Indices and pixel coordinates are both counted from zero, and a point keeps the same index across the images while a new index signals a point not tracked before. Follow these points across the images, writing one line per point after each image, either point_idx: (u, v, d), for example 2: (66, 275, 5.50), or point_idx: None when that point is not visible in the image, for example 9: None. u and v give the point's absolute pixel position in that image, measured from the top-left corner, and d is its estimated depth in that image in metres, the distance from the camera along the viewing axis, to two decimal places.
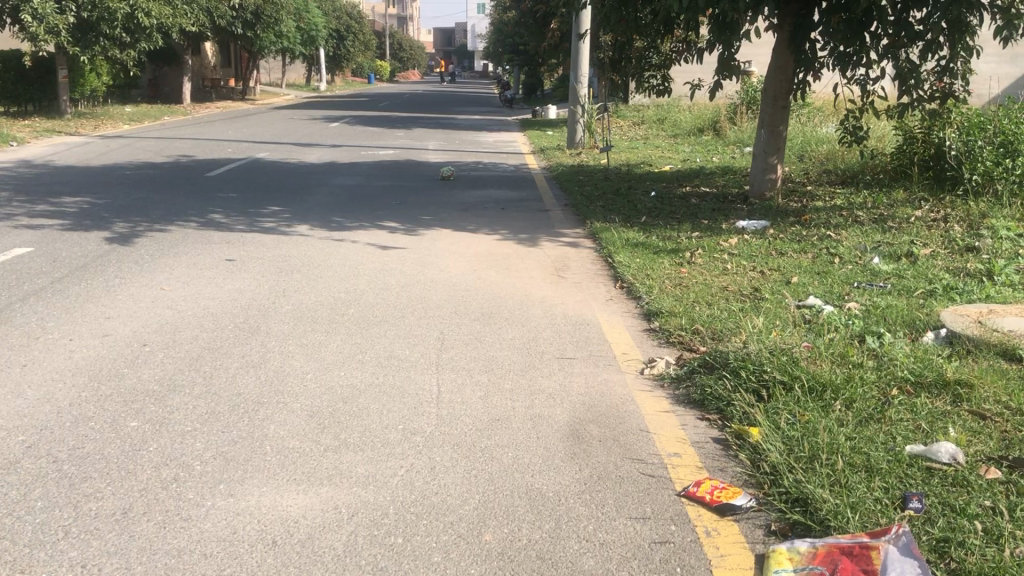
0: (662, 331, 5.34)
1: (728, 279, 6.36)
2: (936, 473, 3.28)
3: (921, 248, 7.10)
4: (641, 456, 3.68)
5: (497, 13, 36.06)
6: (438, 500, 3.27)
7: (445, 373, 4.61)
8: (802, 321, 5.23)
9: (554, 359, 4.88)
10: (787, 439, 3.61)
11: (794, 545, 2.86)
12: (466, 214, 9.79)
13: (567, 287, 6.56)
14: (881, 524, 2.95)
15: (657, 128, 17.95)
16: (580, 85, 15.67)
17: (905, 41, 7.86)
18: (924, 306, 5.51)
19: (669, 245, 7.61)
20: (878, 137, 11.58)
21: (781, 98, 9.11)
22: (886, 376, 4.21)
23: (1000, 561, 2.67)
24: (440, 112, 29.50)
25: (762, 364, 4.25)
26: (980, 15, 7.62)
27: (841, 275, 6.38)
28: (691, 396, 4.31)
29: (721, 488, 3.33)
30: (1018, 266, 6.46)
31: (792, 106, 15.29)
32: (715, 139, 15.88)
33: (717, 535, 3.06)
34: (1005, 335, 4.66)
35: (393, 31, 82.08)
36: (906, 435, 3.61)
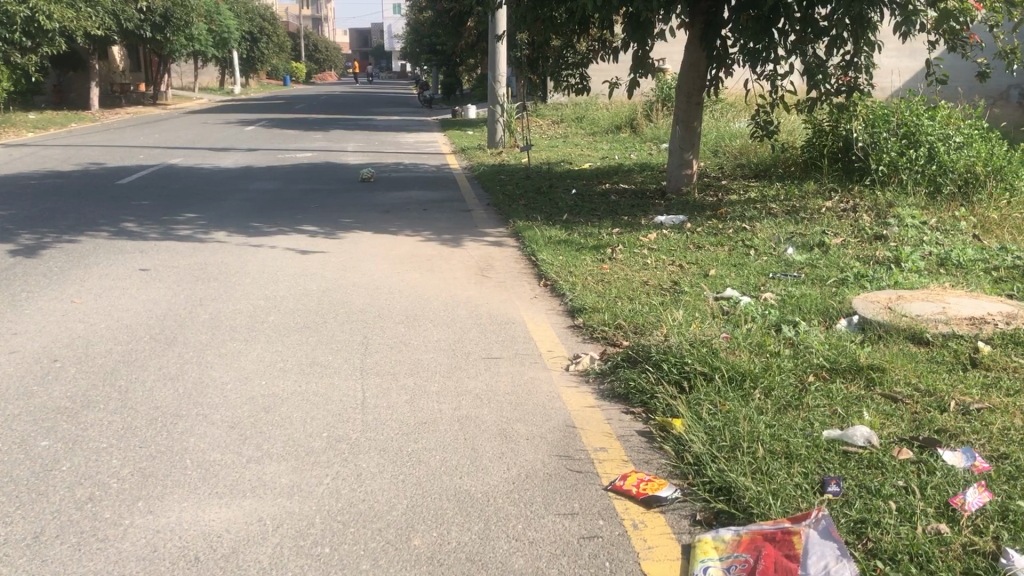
0: (586, 327, 5.38)
1: (649, 274, 6.45)
2: (852, 456, 3.37)
3: (833, 238, 7.31)
4: (568, 452, 3.69)
5: (413, 14, 35.88)
6: (366, 507, 3.23)
7: (369, 377, 4.57)
8: (721, 312, 5.33)
9: (480, 359, 4.88)
10: (709, 430, 3.67)
11: (719, 533, 2.92)
12: (387, 215, 9.72)
13: (492, 287, 6.56)
14: (802, 509, 3.02)
15: (576, 126, 18.09)
16: (498, 85, 15.68)
17: (811, 37, 8.09)
18: (836, 294, 5.69)
19: (590, 241, 7.67)
20: (789, 131, 11.89)
21: (694, 94, 9.29)
22: (802, 363, 4.32)
23: (914, 538, 2.77)
24: (359, 113, 29.21)
25: (683, 357, 4.32)
26: (881, 12, 7.86)
27: (756, 266, 6.52)
28: (616, 390, 4.35)
29: (646, 480, 3.37)
30: (924, 253, 6.70)
31: (706, 102, 15.60)
32: (633, 136, 16.10)
33: (645, 527, 3.10)
34: (913, 320, 4.83)
35: (307, 33, 81.10)
36: (823, 421, 3.70)
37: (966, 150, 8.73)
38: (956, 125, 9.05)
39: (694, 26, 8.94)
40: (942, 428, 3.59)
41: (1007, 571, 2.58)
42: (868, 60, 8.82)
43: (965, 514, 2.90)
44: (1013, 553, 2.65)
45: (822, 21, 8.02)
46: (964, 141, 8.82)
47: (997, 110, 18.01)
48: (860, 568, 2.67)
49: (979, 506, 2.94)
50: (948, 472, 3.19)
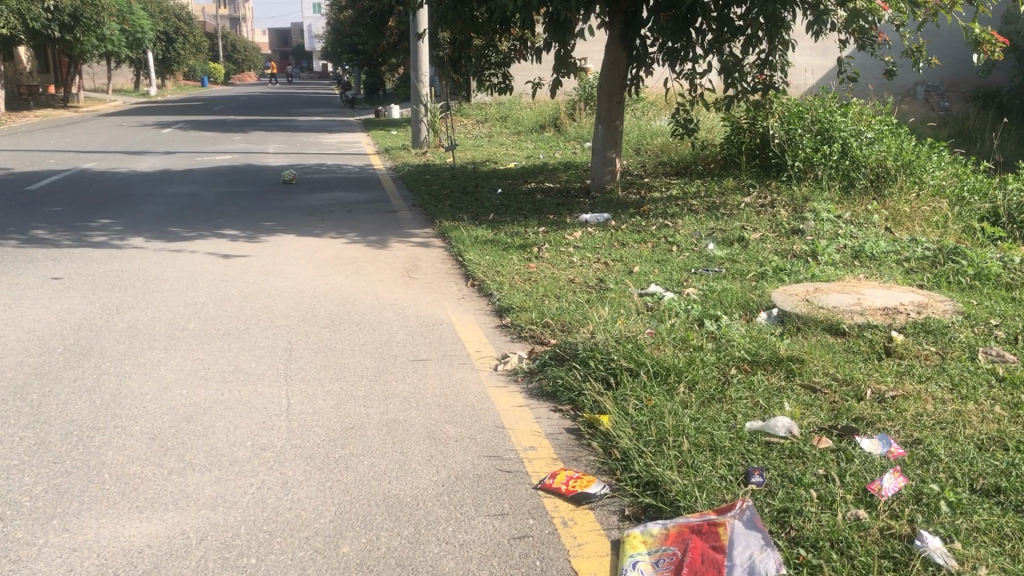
0: (514, 326, 5.38)
1: (575, 271, 6.49)
2: (774, 446, 3.45)
3: (752, 233, 7.47)
4: (496, 452, 3.69)
5: (334, 14, 35.48)
6: (293, 516, 3.18)
7: (294, 383, 4.49)
8: (645, 308, 5.39)
9: (407, 362, 4.84)
10: (636, 425, 3.72)
11: (647, 528, 2.95)
12: (311, 217, 9.59)
13: (419, 288, 6.52)
14: (727, 500, 3.08)
15: (501, 125, 18.12)
16: (421, 85, 15.60)
17: (728, 36, 8.23)
18: (756, 288, 5.81)
19: (517, 240, 7.70)
20: (708, 128, 12.10)
21: (615, 94, 9.41)
22: (725, 356, 4.40)
23: (835, 525, 2.84)
24: (280, 114, 28.75)
25: (610, 353, 4.36)
26: (794, 12, 8.03)
27: (679, 262, 6.63)
28: (544, 388, 4.37)
29: (576, 478, 3.38)
30: (840, 246, 6.90)
31: (627, 101, 15.79)
32: (557, 135, 16.21)
33: (574, 524, 3.11)
34: (830, 312, 4.97)
35: (225, 32, 79.60)
36: (746, 413, 3.78)
37: (877, 145, 9.02)
38: (868, 122, 9.34)
39: (613, 25, 9.04)
40: (859, 416, 3.70)
41: (921, 553, 2.67)
42: (783, 59, 9.01)
43: (882, 499, 2.99)
44: (927, 535, 2.74)
45: (738, 21, 8.16)
46: (875, 136, 9.11)
47: (905, 106, 18.64)
48: (783, 557, 2.72)
49: (895, 491, 3.03)
50: (866, 459, 3.29)
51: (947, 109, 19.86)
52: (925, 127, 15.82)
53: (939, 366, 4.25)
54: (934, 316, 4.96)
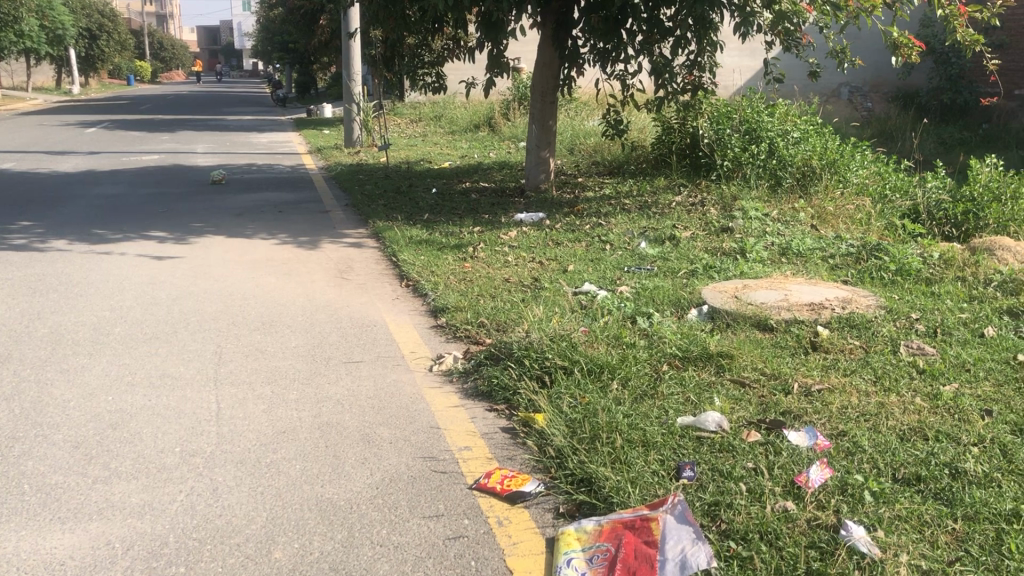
0: (449, 326, 5.37)
1: (510, 271, 6.50)
2: (705, 441, 3.50)
3: (683, 231, 7.57)
4: (432, 453, 3.68)
5: (265, 13, 34.95)
6: (223, 522, 3.12)
7: (224, 388, 4.41)
8: (579, 306, 5.43)
9: (340, 363, 4.80)
10: (570, 422, 3.74)
11: (581, 525, 2.98)
12: (241, 218, 9.43)
13: (351, 289, 6.46)
14: (659, 495, 3.12)
15: (435, 124, 18.06)
16: (353, 84, 15.47)
17: (657, 37, 8.31)
18: (687, 285, 5.90)
19: (451, 240, 7.68)
20: (639, 128, 12.24)
21: (549, 94, 9.45)
22: (657, 353, 4.46)
23: (764, 517, 2.90)
24: (211, 113, 28.20)
25: (544, 351, 4.38)
26: (722, 14, 8.15)
27: (612, 261, 6.68)
28: (479, 388, 4.36)
29: (511, 476, 3.39)
30: (767, 244, 7.05)
31: (560, 101, 15.89)
32: (492, 135, 16.23)
33: (509, 523, 3.12)
34: (758, 308, 5.07)
35: (151, 30, 77.76)
36: (677, 408, 3.83)
37: (803, 145, 9.23)
38: (793, 122, 9.56)
39: (545, 25, 9.09)
40: (787, 410, 3.78)
41: (847, 542, 2.74)
42: (712, 60, 9.14)
43: (809, 491, 3.06)
44: (851, 524, 2.82)
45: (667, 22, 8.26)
46: (801, 136, 9.33)
47: (830, 106, 19.09)
48: (714, 551, 2.76)
49: (821, 482, 3.11)
50: (793, 451, 3.36)
51: (870, 110, 20.41)
52: (849, 127, 16.24)
53: (863, 359, 4.38)
54: (858, 311, 5.11)
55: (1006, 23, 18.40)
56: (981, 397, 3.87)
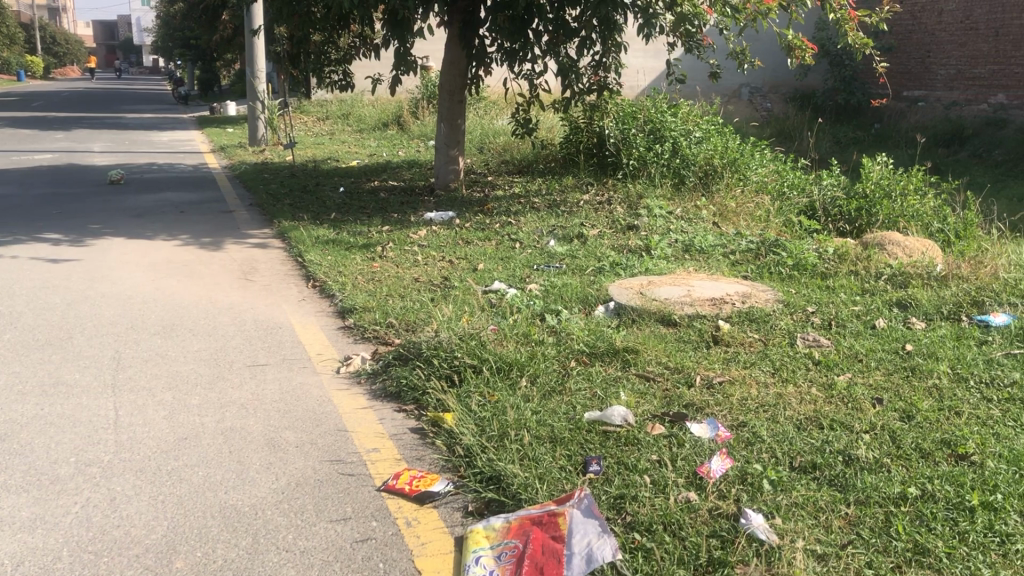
0: (357, 327, 5.31)
1: (419, 270, 6.47)
2: (611, 435, 3.56)
3: (591, 230, 7.66)
4: (339, 456, 3.63)
5: (164, 8, 33.91)
6: (121, 533, 3.02)
7: (121, 395, 4.25)
8: (489, 304, 5.44)
9: (244, 367, 4.69)
10: (478, 421, 3.75)
11: (490, 522, 2.99)
12: (141, 219, 9.14)
13: (257, 290, 6.33)
14: (566, 490, 3.15)
15: (342, 123, 17.84)
16: (257, 81, 15.15)
17: (563, 37, 8.39)
18: (595, 283, 5.98)
19: (359, 240, 7.60)
20: (548, 128, 12.33)
21: (456, 93, 9.44)
22: (565, 350, 4.50)
23: (668, 508, 2.96)
24: (108, 110, 27.22)
25: (453, 350, 4.36)
26: (626, 16, 8.28)
27: (521, 259, 6.72)
28: (387, 389, 4.33)
29: (419, 477, 3.38)
30: (672, 241, 7.20)
31: (468, 99, 15.89)
32: (400, 134, 16.12)
33: (418, 523, 3.10)
34: (663, 304, 5.17)
35: (43, 24, 74.62)
36: (585, 404, 3.88)
37: (705, 144, 9.49)
38: (695, 122, 9.83)
39: (452, 24, 9.07)
40: (689, 402, 3.87)
41: (746, 530, 2.82)
42: (616, 61, 9.26)
43: (711, 481, 3.14)
44: (751, 513, 2.90)
45: (572, 23, 8.35)
46: (703, 135, 9.60)
47: (731, 106, 19.60)
48: (619, 543, 2.81)
49: (722, 472, 3.20)
50: (696, 443, 3.45)
51: (769, 110, 21.04)
52: (749, 126, 16.71)
53: (762, 352, 4.51)
54: (757, 305, 5.26)
55: (894, 27, 19.22)
56: (871, 386, 4.04)
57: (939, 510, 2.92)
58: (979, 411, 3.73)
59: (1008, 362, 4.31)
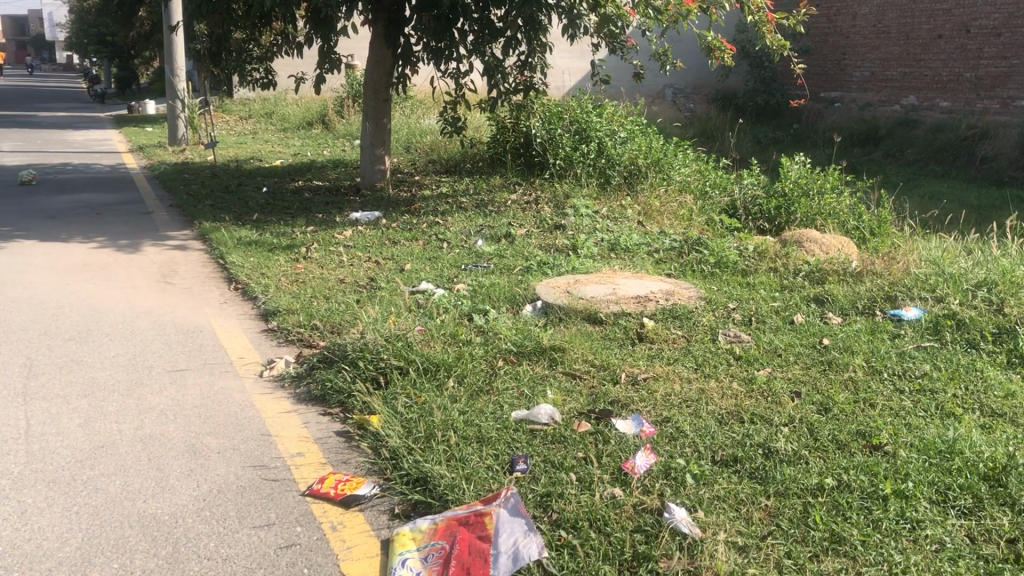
0: (281, 330, 5.22)
1: (344, 271, 6.40)
2: (538, 434, 3.57)
3: (518, 229, 7.68)
4: (262, 461, 3.57)
5: (77, 3, 32.84)
6: (32, 547, 2.92)
7: (34, 403, 4.11)
8: (415, 305, 5.40)
9: (164, 373, 4.57)
10: (405, 422, 3.72)
11: (417, 524, 2.97)
12: (54, 221, 8.83)
13: (176, 293, 6.19)
14: (493, 490, 3.16)
15: (266, 121, 17.53)
16: (176, 79, 14.79)
17: (488, 37, 8.38)
18: (522, 282, 6.00)
19: (283, 241, 7.48)
20: (475, 127, 12.33)
21: (381, 92, 9.36)
22: (492, 350, 4.50)
23: (593, 505, 2.99)
24: (18, 108, 26.21)
25: (379, 352, 4.32)
26: (550, 16, 8.31)
27: (449, 259, 6.70)
28: (312, 393, 4.26)
29: (344, 480, 3.34)
30: (598, 240, 7.27)
31: (394, 98, 15.78)
32: (325, 133, 15.95)
33: (343, 527, 3.07)
34: (589, 302, 5.22)
35: None
36: (512, 403, 3.89)
37: (629, 144, 9.63)
38: (620, 122, 9.95)
39: (377, 22, 8.98)
40: (615, 399, 3.92)
41: (669, 524, 2.86)
42: (542, 61, 9.28)
43: (635, 476, 3.19)
44: (674, 507, 2.94)
45: (497, 22, 8.35)
46: (628, 136, 9.74)
47: (655, 108, 19.87)
48: (545, 541, 2.82)
49: (646, 467, 3.25)
50: (620, 439, 3.49)
51: (692, 110, 21.40)
52: (672, 126, 16.97)
53: (685, 348, 4.59)
54: (681, 302, 5.35)
55: (811, 30, 19.75)
56: (790, 380, 4.14)
57: (853, 499, 3.01)
58: (892, 402, 3.86)
59: (919, 355, 4.46)
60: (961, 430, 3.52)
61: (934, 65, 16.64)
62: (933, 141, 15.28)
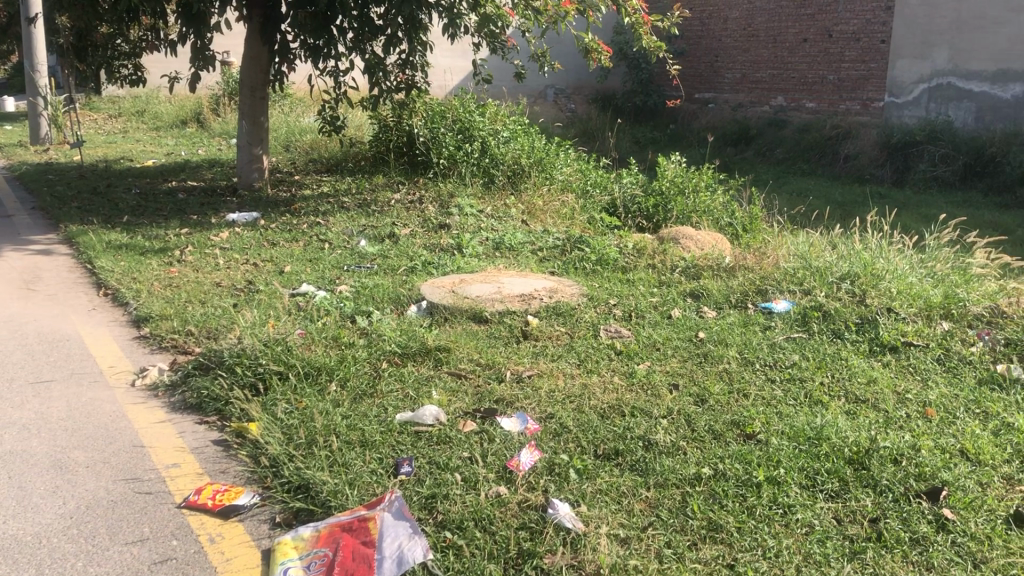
0: (154, 337, 5.02)
1: (221, 275, 6.21)
2: (423, 435, 3.55)
3: (402, 229, 7.62)
4: (134, 474, 3.42)
5: None
6: None
7: None
8: (296, 308, 5.28)
9: (26, 385, 4.32)
10: (286, 429, 3.63)
11: (299, 533, 2.91)
12: None
13: (40, 301, 5.86)
14: (377, 494, 3.12)
15: (136, 119, 16.82)
16: (37, 74, 14.04)
17: (368, 35, 8.26)
18: (406, 282, 5.95)
19: (155, 244, 7.19)
20: (356, 125, 12.16)
21: (258, 90, 9.11)
22: (376, 351, 4.44)
23: (479, 504, 3.00)
24: None
25: (258, 357, 4.20)
26: (431, 15, 8.25)
27: (331, 260, 6.59)
28: (187, 401, 4.11)
29: (222, 491, 3.24)
30: (482, 238, 7.30)
31: (272, 96, 15.42)
32: (200, 132, 15.61)
33: (222, 539, 2.98)
34: (474, 302, 5.22)
35: None
36: (396, 406, 3.85)
37: (512, 144, 9.69)
38: (502, 122, 10.01)
39: (252, 19, 8.74)
40: (500, 398, 3.93)
41: (553, 520, 2.90)
42: (423, 59, 9.21)
43: (519, 474, 3.21)
44: (557, 503, 2.98)
45: (376, 20, 8.24)
46: (510, 135, 9.80)
47: (536, 108, 20.09)
48: (430, 543, 2.81)
49: (531, 464, 3.28)
50: (505, 437, 3.50)
51: (573, 110, 21.72)
52: (554, 126, 17.17)
53: (568, 344, 4.65)
54: (563, 300, 5.42)
55: (685, 33, 20.32)
56: (668, 373, 4.26)
57: (729, 487, 3.12)
58: (764, 392, 4.01)
59: (788, 345, 4.66)
60: (828, 416, 3.69)
61: (800, 68, 17.38)
62: (800, 140, 15.97)
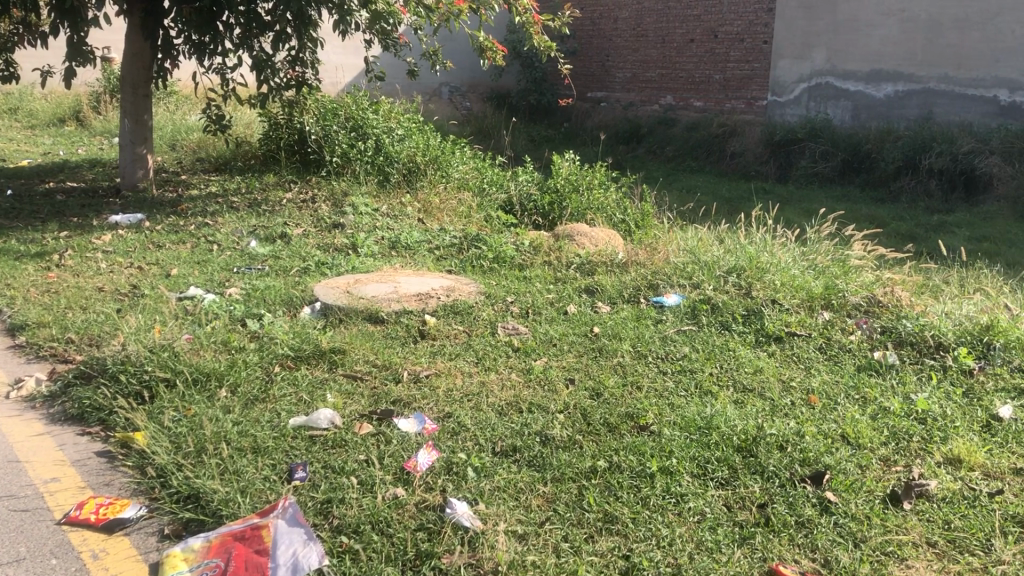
0: (32, 346, 4.76)
1: (103, 279, 5.96)
2: (317, 440, 3.49)
3: (294, 229, 7.47)
4: (9, 492, 3.25)
5: None
6: None
7: None
8: (184, 312, 5.10)
9: None
10: (173, 437, 3.51)
11: (189, 544, 2.81)
12: None
13: None
14: (270, 501, 3.05)
15: (8, 117, 15.97)
16: None
17: (256, 30, 8.04)
18: (299, 284, 5.83)
19: (32, 248, 6.84)
20: (244, 123, 11.86)
21: (140, 86, 8.77)
22: (268, 355, 4.34)
23: (375, 507, 2.96)
24: None
25: (143, 364, 4.04)
26: (320, 11, 8.10)
27: (221, 262, 6.41)
28: (68, 412, 3.92)
29: (106, 504, 3.10)
30: (378, 237, 7.22)
31: (156, 93, 14.88)
32: (79, 131, 14.95)
33: (106, 554, 2.86)
34: (370, 302, 5.16)
35: None
36: (289, 410, 3.77)
37: (406, 142, 9.62)
38: (396, 120, 9.92)
39: (132, 13, 8.40)
40: (396, 398, 3.89)
41: (451, 519, 2.88)
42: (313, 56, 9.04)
43: (417, 474, 3.19)
44: (455, 502, 2.97)
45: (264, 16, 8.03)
46: (404, 134, 9.73)
47: (430, 106, 20.00)
48: (326, 549, 2.77)
49: (429, 465, 3.26)
50: (402, 438, 3.48)
51: (468, 108, 21.72)
52: (449, 125, 17.12)
53: (466, 343, 4.65)
54: (460, 299, 5.41)
55: (577, 32, 20.58)
56: (564, 368, 4.30)
57: (624, 478, 3.17)
58: (657, 384, 4.10)
59: (679, 338, 4.77)
60: (717, 406, 3.80)
61: (687, 67, 17.83)
62: (689, 139, 16.37)
